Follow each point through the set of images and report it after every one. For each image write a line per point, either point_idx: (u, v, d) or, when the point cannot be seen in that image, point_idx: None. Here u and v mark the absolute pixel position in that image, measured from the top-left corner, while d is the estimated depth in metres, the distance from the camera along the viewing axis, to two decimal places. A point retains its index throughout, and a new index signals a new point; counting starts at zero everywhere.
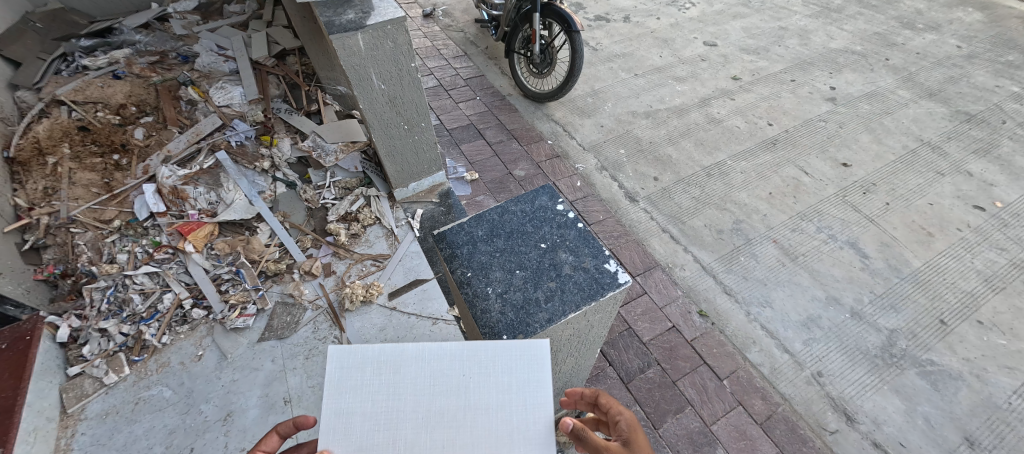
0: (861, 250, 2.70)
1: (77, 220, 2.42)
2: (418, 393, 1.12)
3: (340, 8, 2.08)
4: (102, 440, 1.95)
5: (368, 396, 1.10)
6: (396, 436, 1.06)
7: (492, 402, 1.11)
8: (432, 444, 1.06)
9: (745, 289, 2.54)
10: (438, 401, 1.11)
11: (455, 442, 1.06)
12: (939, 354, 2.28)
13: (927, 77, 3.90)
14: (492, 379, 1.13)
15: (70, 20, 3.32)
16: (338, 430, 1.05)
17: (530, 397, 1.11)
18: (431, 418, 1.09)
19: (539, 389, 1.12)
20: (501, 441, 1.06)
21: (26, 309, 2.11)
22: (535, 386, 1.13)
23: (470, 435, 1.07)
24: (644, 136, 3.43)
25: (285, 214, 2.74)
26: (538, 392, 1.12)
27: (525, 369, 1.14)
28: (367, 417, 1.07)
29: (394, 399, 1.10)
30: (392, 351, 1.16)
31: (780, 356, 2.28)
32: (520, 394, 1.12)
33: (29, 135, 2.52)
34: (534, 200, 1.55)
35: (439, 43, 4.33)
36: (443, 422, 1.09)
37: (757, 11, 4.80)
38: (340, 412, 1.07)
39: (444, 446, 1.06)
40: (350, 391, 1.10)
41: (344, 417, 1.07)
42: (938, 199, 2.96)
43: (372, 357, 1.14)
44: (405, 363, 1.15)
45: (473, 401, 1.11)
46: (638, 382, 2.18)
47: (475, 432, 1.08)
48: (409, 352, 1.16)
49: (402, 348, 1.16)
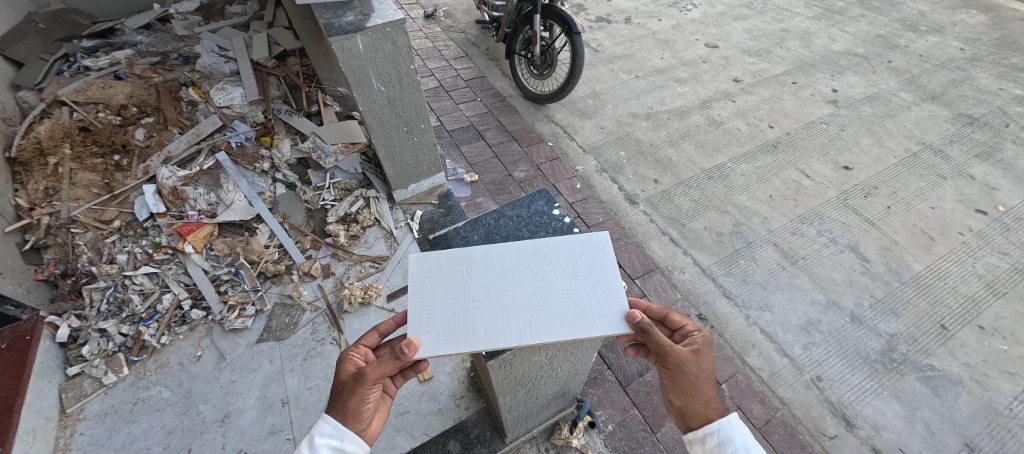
0: (862, 253, 2.69)
1: (78, 220, 2.42)
2: (491, 285, 1.32)
3: (340, 9, 2.08)
4: (101, 440, 1.96)
5: (448, 290, 1.31)
6: (478, 318, 1.25)
7: (557, 287, 1.29)
8: (510, 322, 1.24)
9: (745, 292, 2.53)
10: (509, 290, 1.30)
11: (530, 318, 1.24)
12: (940, 359, 2.26)
13: (929, 80, 3.88)
14: (553, 270, 1.34)
15: (72, 20, 3.34)
16: (426, 316, 1.25)
17: (590, 283, 1.30)
18: (505, 302, 1.28)
19: (595, 276, 1.31)
20: (571, 316, 1.23)
21: (26, 309, 2.11)
22: (592, 276, 1.32)
23: (542, 313, 1.25)
24: (644, 138, 3.42)
25: (285, 215, 2.74)
26: (595, 279, 1.31)
27: (581, 263, 1.35)
28: (448, 305, 1.27)
29: (471, 290, 1.31)
30: (463, 257, 1.38)
31: (779, 361, 2.27)
32: (581, 280, 1.31)
33: (31, 136, 2.53)
34: (530, 205, 1.62)
35: (440, 44, 4.33)
36: (517, 304, 1.27)
37: (759, 13, 4.78)
38: (425, 303, 1.28)
39: (521, 322, 1.23)
40: (432, 287, 1.32)
41: (430, 307, 1.27)
42: (940, 203, 2.94)
43: (446, 262, 1.37)
44: (477, 265, 1.36)
45: (540, 288, 1.30)
46: (637, 386, 2.17)
47: (547, 311, 1.25)
48: (479, 257, 1.38)
49: (471, 255, 1.39)
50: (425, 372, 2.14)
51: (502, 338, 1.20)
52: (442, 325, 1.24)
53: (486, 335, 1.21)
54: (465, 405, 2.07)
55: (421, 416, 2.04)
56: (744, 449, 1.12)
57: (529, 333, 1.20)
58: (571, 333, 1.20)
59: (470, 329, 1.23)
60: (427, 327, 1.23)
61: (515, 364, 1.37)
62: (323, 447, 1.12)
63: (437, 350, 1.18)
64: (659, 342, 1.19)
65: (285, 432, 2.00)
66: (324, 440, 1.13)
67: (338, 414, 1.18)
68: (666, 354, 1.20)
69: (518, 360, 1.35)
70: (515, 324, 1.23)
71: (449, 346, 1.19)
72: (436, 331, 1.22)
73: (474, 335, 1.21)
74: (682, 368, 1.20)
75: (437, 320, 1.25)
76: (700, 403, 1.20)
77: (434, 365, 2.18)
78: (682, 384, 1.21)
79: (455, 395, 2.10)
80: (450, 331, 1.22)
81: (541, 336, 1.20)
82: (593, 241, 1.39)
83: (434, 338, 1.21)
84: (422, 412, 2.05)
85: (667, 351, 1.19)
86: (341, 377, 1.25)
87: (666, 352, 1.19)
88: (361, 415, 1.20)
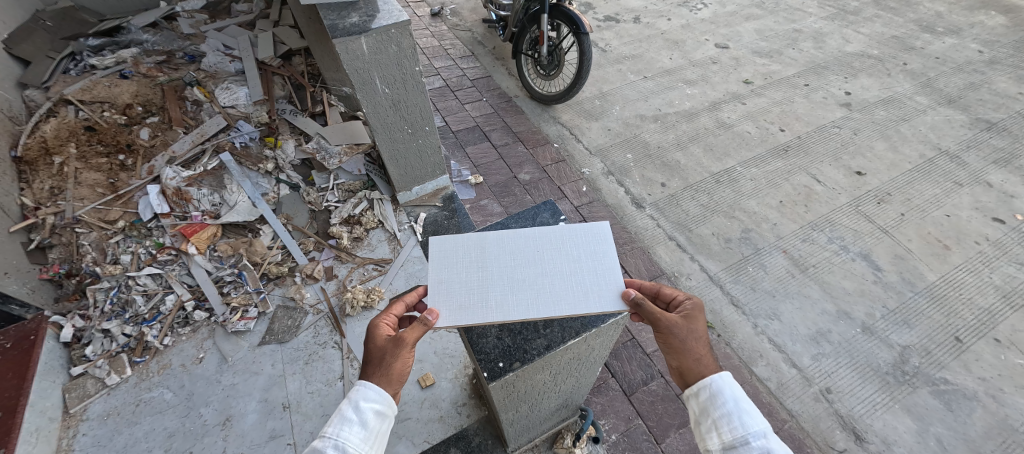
0: (874, 262, 2.63)
1: (82, 220, 2.42)
2: (502, 265, 1.35)
3: (344, 11, 2.05)
4: (103, 441, 1.96)
5: (464, 269, 1.34)
6: (491, 293, 1.28)
7: (565, 267, 1.32)
8: (519, 297, 1.27)
9: (753, 300, 2.48)
10: (520, 269, 1.33)
11: (539, 295, 1.27)
12: (954, 373, 2.21)
13: (946, 83, 3.79)
14: (561, 253, 1.36)
15: (79, 18, 3.33)
16: (442, 291, 1.29)
17: (595, 265, 1.32)
18: (516, 279, 1.31)
19: (600, 259, 1.33)
20: (576, 293, 1.25)
21: (31, 309, 2.12)
22: (598, 258, 1.33)
23: (548, 290, 1.27)
24: (652, 140, 3.37)
25: (288, 216, 2.73)
26: (601, 261, 1.32)
27: (587, 247, 1.37)
28: (464, 282, 1.31)
29: (485, 268, 1.34)
30: (478, 242, 1.42)
31: (787, 371, 2.22)
32: (587, 262, 1.32)
33: (36, 135, 2.52)
34: (536, 216, 1.65)
35: (446, 43, 4.29)
36: (527, 282, 1.30)
37: (770, 12, 4.70)
38: (444, 279, 1.32)
39: (529, 298, 1.26)
40: (450, 267, 1.35)
41: (448, 283, 1.31)
42: (955, 210, 2.87)
43: (464, 246, 1.40)
44: (490, 248, 1.40)
45: (548, 267, 1.33)
46: (641, 395, 2.14)
47: (554, 288, 1.27)
48: (492, 241, 1.42)
49: (485, 239, 1.42)
50: (426, 378, 2.12)
51: (512, 311, 1.24)
52: (457, 298, 1.27)
53: (498, 309, 1.25)
54: (467, 413, 2.05)
55: (422, 423, 2.02)
56: (738, 401, 1.08)
57: (536, 308, 1.24)
58: (577, 309, 1.21)
59: (483, 301, 1.26)
60: (443, 299, 1.27)
61: (519, 383, 1.34)
62: (367, 411, 1.09)
63: (452, 320, 1.23)
64: (651, 311, 1.20)
65: (286, 436, 1.99)
66: (368, 404, 1.10)
67: (377, 379, 1.15)
68: (658, 322, 1.20)
69: (522, 379, 1.32)
70: (523, 300, 1.26)
71: (464, 316, 1.23)
72: (452, 304, 1.26)
73: (487, 307, 1.25)
74: (673, 331, 1.19)
75: (453, 293, 1.29)
76: (693, 360, 1.17)
77: (436, 371, 2.16)
78: (674, 347, 1.19)
79: (457, 402, 2.08)
80: (464, 304, 1.26)
81: (548, 311, 1.23)
82: (596, 228, 1.41)
83: (449, 309, 1.25)
84: (423, 419, 2.03)
85: (659, 319, 1.20)
86: (375, 343, 1.21)
87: (658, 320, 1.19)
88: (397, 382, 1.18)
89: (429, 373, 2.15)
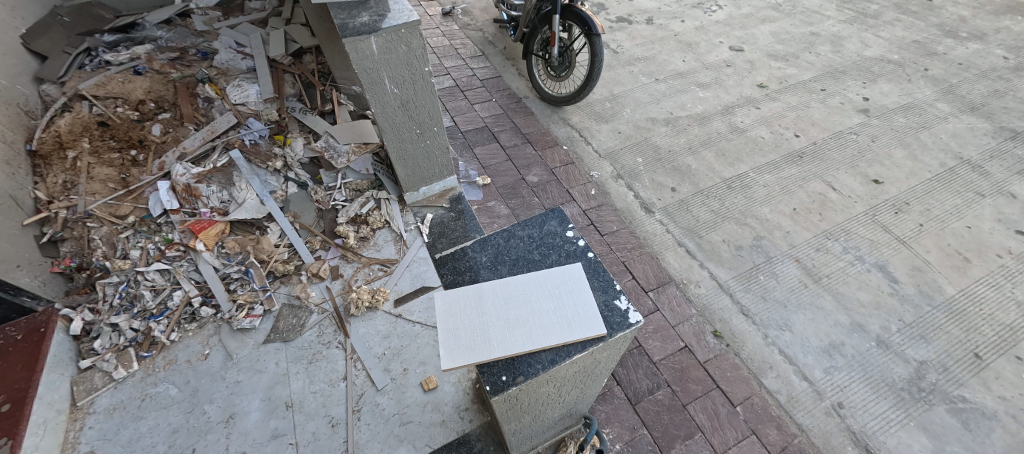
0: (890, 273, 2.56)
1: (93, 214, 2.42)
2: (497, 307, 1.37)
3: (354, 10, 2.04)
4: (108, 435, 1.97)
5: (462, 315, 1.36)
6: (490, 333, 1.31)
7: (550, 304, 1.36)
8: (515, 334, 1.30)
9: (764, 310, 2.43)
10: (512, 309, 1.36)
11: (533, 329, 1.30)
12: (973, 391, 2.15)
13: (969, 90, 3.68)
14: (547, 292, 1.40)
15: (96, 14, 3.36)
16: (445, 337, 1.31)
17: (576, 299, 1.37)
18: (510, 319, 1.34)
19: (581, 294, 1.38)
20: (565, 323, 1.31)
21: (42, 301, 2.14)
22: (578, 292, 1.39)
23: (541, 326, 1.31)
24: (663, 144, 3.32)
25: (295, 214, 2.74)
26: (580, 295, 1.38)
27: (567, 283, 1.42)
28: (464, 326, 1.33)
29: (482, 314, 1.36)
30: (473, 289, 1.43)
31: (798, 384, 2.18)
32: (569, 297, 1.37)
33: (50, 129, 2.51)
34: (543, 224, 1.63)
35: (457, 43, 4.27)
36: (520, 320, 1.33)
37: (787, 15, 4.61)
38: (445, 327, 1.34)
39: (524, 332, 1.30)
40: (450, 315, 1.37)
41: (450, 330, 1.33)
42: (977, 222, 2.79)
43: (459, 294, 1.42)
44: (485, 294, 1.42)
45: (537, 305, 1.37)
46: (646, 404, 2.10)
47: (544, 322, 1.32)
48: (486, 287, 1.43)
49: (480, 286, 1.44)
50: (429, 382, 2.12)
51: (511, 346, 1.27)
52: (460, 341, 1.30)
53: (498, 346, 1.28)
54: (469, 418, 2.04)
55: (424, 427, 2.01)
56: None
57: (532, 341, 1.27)
58: (568, 338, 1.27)
59: (482, 342, 1.29)
60: (446, 345, 1.29)
61: (522, 396, 1.31)
62: None
63: (455, 361, 1.25)
64: None
65: (287, 436, 1.98)
66: None
67: None
68: None
69: (525, 392, 1.29)
70: (519, 335, 1.30)
71: (466, 358, 1.26)
72: (453, 346, 1.29)
73: (488, 346, 1.27)
74: None
75: (456, 339, 1.31)
76: None
77: (439, 375, 2.16)
78: None
79: (459, 407, 2.07)
80: (465, 345, 1.29)
81: (543, 342, 1.27)
82: (571, 269, 1.46)
83: (452, 352, 1.27)
84: (425, 423, 2.02)
85: None
86: None
87: None
88: None
89: (432, 376, 2.14)
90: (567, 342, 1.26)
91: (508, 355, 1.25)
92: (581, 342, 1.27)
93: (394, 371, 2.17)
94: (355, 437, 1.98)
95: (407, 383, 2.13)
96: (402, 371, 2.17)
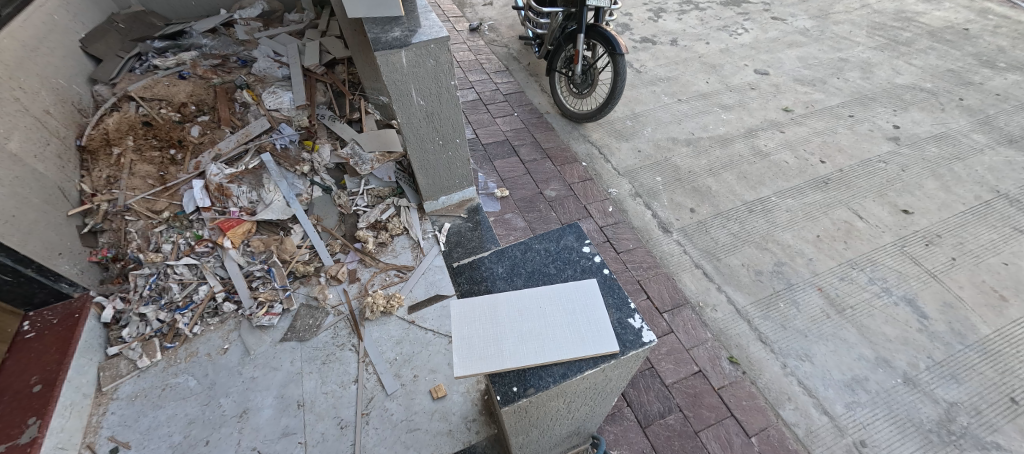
0: (920, 309, 2.46)
1: (132, 208, 2.54)
2: (512, 319, 1.38)
3: (388, 25, 2.13)
4: (129, 421, 2.03)
5: (476, 324, 1.37)
6: (502, 344, 1.32)
7: (564, 319, 1.36)
8: (528, 346, 1.31)
9: (784, 339, 2.37)
10: (526, 321, 1.37)
11: (546, 343, 1.31)
12: (1007, 437, 2.04)
13: (1007, 121, 3.57)
14: (560, 307, 1.40)
15: (149, 22, 3.60)
16: (458, 345, 1.33)
17: (590, 315, 1.37)
18: (523, 331, 1.35)
19: (594, 310, 1.38)
20: (577, 339, 1.31)
21: (78, 287, 2.28)
22: (590, 309, 1.39)
23: (554, 338, 1.32)
24: (684, 165, 3.30)
25: (319, 217, 2.82)
26: (594, 312, 1.38)
27: (581, 299, 1.42)
28: (479, 335, 1.35)
29: (495, 325, 1.37)
30: (487, 299, 1.44)
31: (818, 418, 2.10)
32: (582, 313, 1.37)
33: (99, 127, 2.68)
34: (560, 239, 1.64)
35: (482, 58, 4.37)
36: (533, 332, 1.34)
37: (815, 40, 4.57)
38: (460, 336, 1.35)
39: (538, 344, 1.31)
40: (464, 324, 1.38)
41: (464, 339, 1.34)
42: (1014, 259, 2.67)
43: (476, 303, 1.43)
44: (499, 305, 1.42)
45: (550, 319, 1.37)
46: (656, 428, 2.06)
47: (557, 335, 1.32)
48: (501, 298, 1.44)
49: (494, 297, 1.44)
50: (439, 390, 2.13)
51: (523, 358, 1.28)
52: (473, 349, 1.31)
53: (510, 357, 1.28)
54: (476, 429, 2.04)
55: (431, 435, 2.02)
56: None
57: (543, 354, 1.28)
58: (579, 352, 1.27)
59: (495, 352, 1.30)
60: (461, 353, 1.30)
61: (531, 409, 1.31)
62: None
63: (467, 369, 1.26)
64: None
65: (297, 435, 2.02)
66: None
67: None
68: None
69: (534, 405, 1.29)
70: (532, 348, 1.30)
71: (479, 367, 1.27)
72: (467, 355, 1.30)
73: (501, 357, 1.28)
74: None
75: (469, 347, 1.32)
76: None
77: (448, 383, 2.17)
78: None
79: (467, 417, 2.07)
80: (479, 354, 1.30)
81: (555, 356, 1.27)
82: (585, 286, 1.45)
83: (466, 360, 1.29)
84: (432, 431, 2.03)
85: None
86: None
87: None
88: None
89: (442, 385, 2.16)
90: (580, 357, 1.27)
91: (519, 366, 1.26)
92: (592, 358, 1.27)
93: (404, 377, 2.19)
94: (363, 441, 1.99)
95: (417, 390, 2.15)
96: (412, 377, 2.19)
